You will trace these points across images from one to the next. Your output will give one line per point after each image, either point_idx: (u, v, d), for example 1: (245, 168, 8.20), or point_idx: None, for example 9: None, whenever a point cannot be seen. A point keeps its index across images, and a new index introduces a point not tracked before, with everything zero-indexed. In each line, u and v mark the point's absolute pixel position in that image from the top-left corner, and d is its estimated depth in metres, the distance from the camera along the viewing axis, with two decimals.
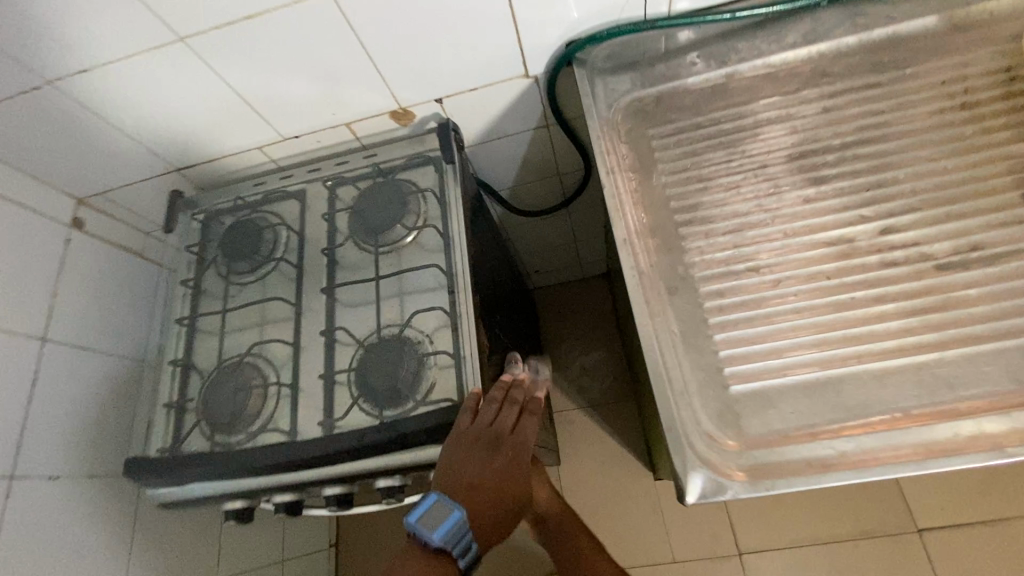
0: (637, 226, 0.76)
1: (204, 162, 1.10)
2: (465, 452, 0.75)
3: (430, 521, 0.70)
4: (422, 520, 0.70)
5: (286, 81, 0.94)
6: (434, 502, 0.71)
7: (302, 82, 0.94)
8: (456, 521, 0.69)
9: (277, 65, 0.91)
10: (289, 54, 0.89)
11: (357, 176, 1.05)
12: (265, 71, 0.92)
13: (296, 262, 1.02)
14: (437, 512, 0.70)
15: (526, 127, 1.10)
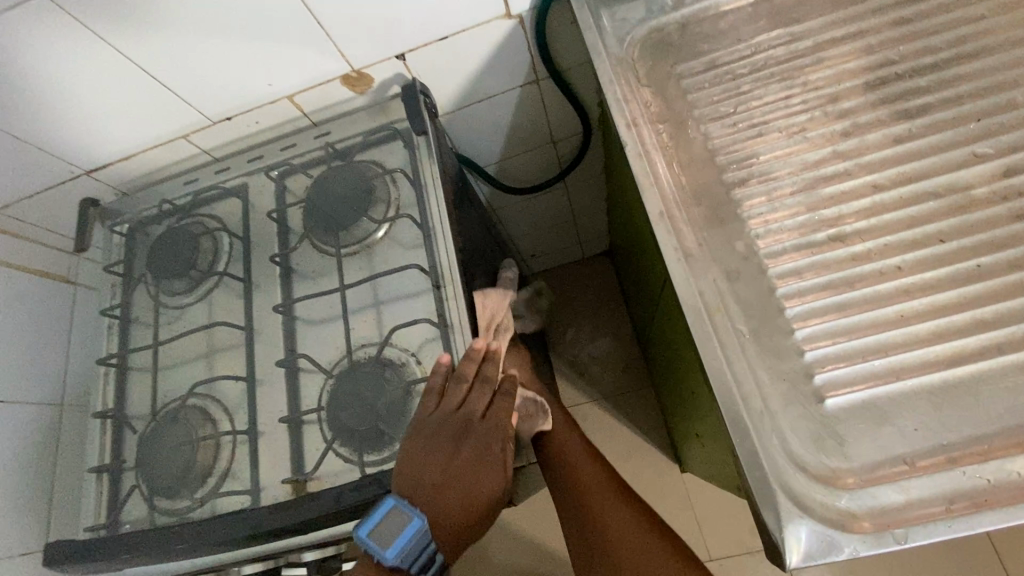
0: (674, 195, 0.58)
1: (119, 160, 0.88)
2: (423, 448, 0.63)
3: (387, 535, 0.58)
4: (375, 533, 0.58)
5: (201, 43, 0.73)
6: (392, 509, 0.59)
7: (221, 43, 0.73)
8: (416, 533, 0.58)
9: (184, 21, 0.70)
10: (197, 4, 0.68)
11: (309, 162, 0.85)
12: (170, 33, 0.71)
13: (243, 275, 0.82)
14: (394, 523, 0.58)
15: (511, 84, 0.91)
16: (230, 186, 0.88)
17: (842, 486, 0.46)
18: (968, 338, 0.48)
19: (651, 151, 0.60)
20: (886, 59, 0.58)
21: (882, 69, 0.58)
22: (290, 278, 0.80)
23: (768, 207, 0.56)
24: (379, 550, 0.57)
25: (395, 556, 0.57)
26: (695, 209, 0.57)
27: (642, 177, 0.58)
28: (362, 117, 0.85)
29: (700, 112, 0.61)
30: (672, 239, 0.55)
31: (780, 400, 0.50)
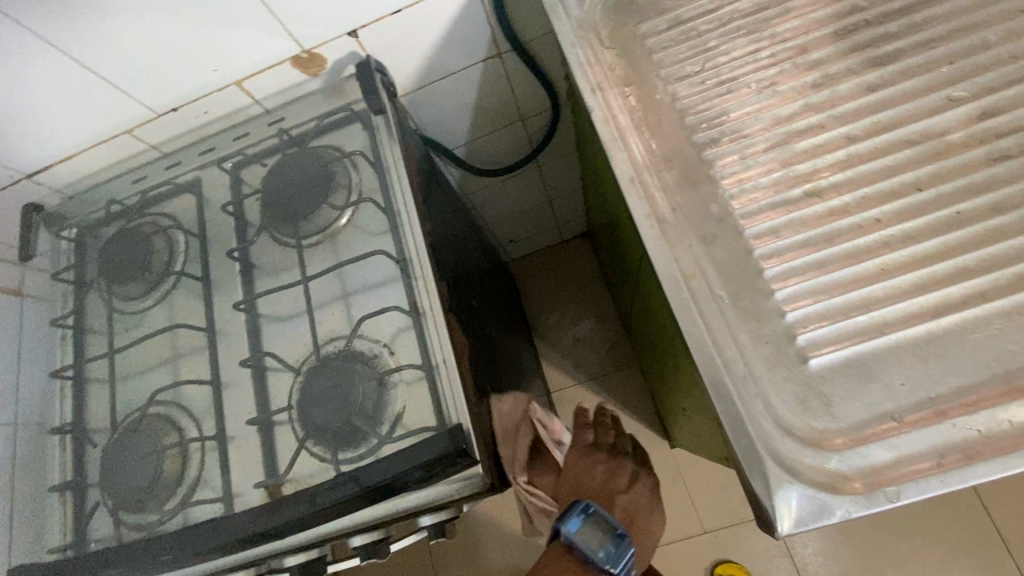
0: (644, 159, 0.56)
1: (61, 160, 0.83)
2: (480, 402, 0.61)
3: (593, 537, 0.61)
4: (582, 534, 0.61)
5: (136, 28, 0.68)
6: (592, 514, 0.62)
7: (158, 26, 0.69)
8: (628, 549, 0.61)
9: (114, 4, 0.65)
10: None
11: (264, 151, 0.81)
12: (101, 18, 0.66)
13: (202, 274, 0.78)
14: (600, 528, 0.62)
15: (473, 59, 0.87)
16: (182, 182, 0.83)
17: (831, 448, 0.44)
18: (951, 287, 0.47)
19: (619, 116, 0.58)
20: (854, 7, 0.56)
21: (850, 18, 0.56)
22: (252, 274, 0.77)
23: (741, 167, 0.54)
24: (591, 550, 0.60)
25: (607, 556, 0.60)
26: (666, 173, 0.55)
27: (609, 145, 0.56)
28: (317, 101, 0.81)
29: (666, 72, 0.59)
30: (643, 206, 0.53)
31: (763, 364, 0.48)
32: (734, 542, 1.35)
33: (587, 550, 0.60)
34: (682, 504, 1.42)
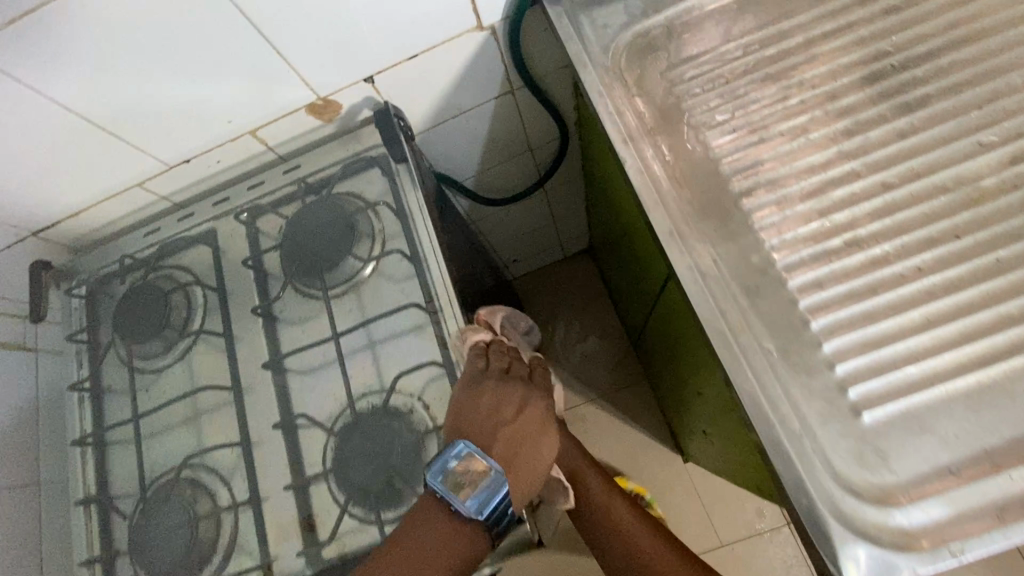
0: (682, 211, 0.56)
1: (69, 217, 0.81)
2: (483, 395, 0.61)
3: (462, 480, 0.56)
4: (448, 478, 0.56)
5: (150, 85, 0.67)
6: (463, 454, 0.56)
7: (172, 82, 0.67)
8: (502, 488, 0.55)
9: (128, 63, 0.64)
10: (140, 43, 0.62)
11: (281, 200, 0.80)
12: (114, 78, 0.64)
13: (224, 329, 0.76)
14: (470, 471, 0.56)
15: (486, 97, 0.87)
16: (196, 234, 0.81)
17: (893, 503, 0.45)
18: (997, 336, 0.47)
19: (653, 167, 0.57)
20: (881, 51, 0.57)
21: (878, 63, 0.56)
22: (276, 327, 0.75)
23: (781, 217, 0.54)
24: (454, 494, 0.55)
25: (472, 505, 0.54)
26: (705, 224, 0.55)
27: (646, 198, 0.56)
28: (334, 148, 0.80)
29: (696, 120, 0.59)
30: (686, 261, 0.53)
31: (818, 419, 0.48)
32: (752, 555, 1.36)
33: (450, 499, 0.55)
34: (699, 519, 1.42)
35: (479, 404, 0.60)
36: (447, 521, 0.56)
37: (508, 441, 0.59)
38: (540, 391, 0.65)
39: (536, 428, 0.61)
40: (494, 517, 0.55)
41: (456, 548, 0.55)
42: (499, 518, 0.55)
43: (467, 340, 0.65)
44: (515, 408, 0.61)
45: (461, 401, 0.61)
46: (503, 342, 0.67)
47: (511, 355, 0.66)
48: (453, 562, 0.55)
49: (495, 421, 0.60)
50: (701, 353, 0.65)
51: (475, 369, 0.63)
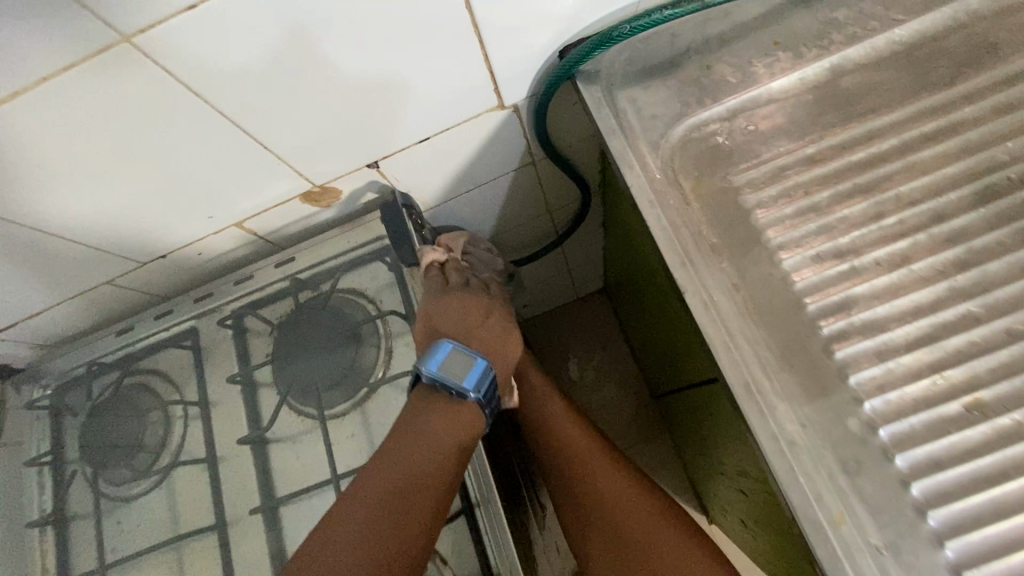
0: (759, 359, 0.46)
1: (24, 321, 0.69)
2: (447, 302, 0.63)
3: (454, 373, 0.57)
4: (443, 370, 0.57)
5: (111, 189, 0.55)
6: (450, 350, 0.58)
7: (139, 184, 0.56)
8: (490, 372, 0.59)
9: (83, 170, 0.52)
10: (97, 150, 0.51)
11: (274, 299, 0.70)
12: (68, 185, 0.53)
13: (207, 453, 0.66)
14: (459, 360, 0.58)
15: (504, 170, 0.77)
16: (176, 335, 0.71)
17: None
18: None
19: (720, 300, 0.48)
20: (993, 160, 0.47)
21: (990, 176, 0.47)
22: (267, 452, 0.65)
23: (882, 371, 0.44)
24: (453, 382, 0.57)
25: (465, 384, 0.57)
26: (788, 377, 0.45)
27: (715, 344, 0.46)
28: (333, 238, 0.70)
29: (771, 239, 0.49)
30: (769, 427, 0.43)
31: None
32: None
33: (449, 385, 0.56)
34: None
35: (450, 311, 0.62)
36: (445, 410, 0.56)
37: (479, 342, 0.62)
38: (497, 298, 0.69)
39: (508, 341, 0.64)
40: (487, 397, 0.59)
41: (448, 435, 0.56)
42: (489, 401, 0.59)
43: (427, 259, 0.65)
44: (482, 317, 0.64)
45: (430, 308, 0.63)
46: (457, 261, 0.69)
47: (466, 273, 0.69)
48: (446, 457, 0.56)
49: (463, 311, 0.63)
50: (773, 504, 0.55)
51: (437, 283, 0.65)
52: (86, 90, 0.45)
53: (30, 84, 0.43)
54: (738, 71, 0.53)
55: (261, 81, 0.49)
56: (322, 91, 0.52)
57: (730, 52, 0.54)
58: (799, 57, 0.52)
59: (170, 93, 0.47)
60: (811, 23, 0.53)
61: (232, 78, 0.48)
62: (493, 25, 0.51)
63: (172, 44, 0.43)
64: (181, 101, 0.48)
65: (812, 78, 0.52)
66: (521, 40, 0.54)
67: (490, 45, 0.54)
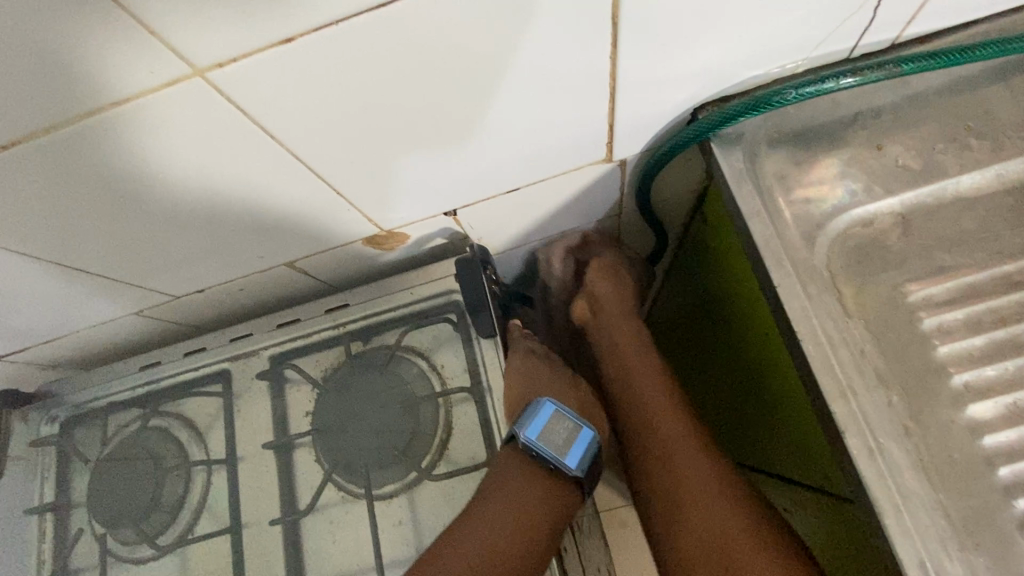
0: (940, 532, 0.37)
1: (41, 344, 0.61)
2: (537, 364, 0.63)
3: (556, 440, 0.54)
4: (544, 437, 0.53)
5: (152, 224, 0.47)
6: (555, 412, 0.54)
7: (186, 220, 0.48)
8: (595, 444, 0.54)
9: (124, 203, 0.44)
10: (142, 185, 0.42)
11: (320, 350, 0.61)
12: (106, 218, 0.45)
13: (229, 523, 0.57)
14: (562, 427, 0.54)
15: (587, 220, 0.68)
16: (206, 377, 0.63)
17: None
18: None
19: (889, 447, 0.39)
20: None
21: None
22: (299, 530, 0.56)
23: None
24: (556, 455, 0.53)
25: (564, 457, 0.53)
26: (976, 559, 0.36)
27: (883, 507, 0.37)
28: (393, 287, 0.61)
29: (954, 376, 0.40)
30: None
31: None
32: None
33: (552, 457, 0.52)
34: None
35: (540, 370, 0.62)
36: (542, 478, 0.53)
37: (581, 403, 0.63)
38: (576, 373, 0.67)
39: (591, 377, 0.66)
40: (589, 474, 0.54)
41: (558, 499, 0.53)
42: (593, 477, 0.55)
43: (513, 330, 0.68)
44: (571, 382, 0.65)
45: (518, 368, 0.61)
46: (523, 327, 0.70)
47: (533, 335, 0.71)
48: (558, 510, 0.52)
49: (553, 380, 0.62)
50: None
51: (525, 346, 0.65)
52: (139, 122, 0.36)
53: (76, 114, 0.35)
54: (919, 158, 0.45)
55: (347, 119, 0.40)
56: (415, 135, 0.43)
57: (906, 132, 0.45)
58: (995, 151, 0.44)
59: (234, 128, 0.38)
60: (1009, 109, 0.45)
61: (314, 116, 0.39)
62: (632, 75, 0.42)
63: (247, 79, 0.34)
64: (246, 138, 0.39)
65: (1010, 179, 0.43)
66: (655, 94, 0.45)
67: (618, 99, 0.45)
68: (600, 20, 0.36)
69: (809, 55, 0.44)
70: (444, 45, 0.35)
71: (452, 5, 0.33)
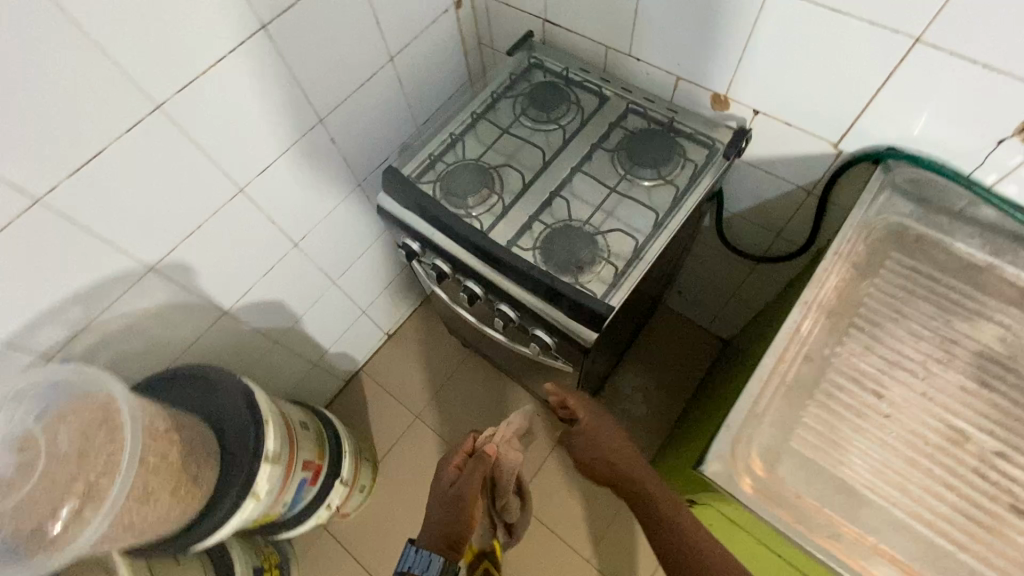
0: (821, 301, 0.90)
1: (562, 30, 1.33)
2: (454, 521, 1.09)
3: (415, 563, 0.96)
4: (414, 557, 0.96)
5: (669, 32, 1.14)
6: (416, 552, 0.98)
7: (683, 42, 1.13)
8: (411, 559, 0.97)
9: (675, 20, 1.11)
10: (690, 19, 1.08)
11: (651, 117, 1.26)
12: (664, 17, 1.12)
13: (567, 135, 1.26)
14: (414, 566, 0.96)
15: (793, 181, 1.23)
16: (601, 90, 1.31)
17: (757, 471, 0.79)
18: (886, 486, 0.78)
19: (830, 273, 0.92)
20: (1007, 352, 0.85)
21: (993, 354, 0.85)
22: (589, 157, 1.23)
23: (859, 350, 0.87)
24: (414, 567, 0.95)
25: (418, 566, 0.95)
26: (823, 316, 0.90)
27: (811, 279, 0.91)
28: (697, 116, 1.24)
29: (877, 281, 0.92)
30: (794, 316, 0.89)
31: (770, 421, 0.83)
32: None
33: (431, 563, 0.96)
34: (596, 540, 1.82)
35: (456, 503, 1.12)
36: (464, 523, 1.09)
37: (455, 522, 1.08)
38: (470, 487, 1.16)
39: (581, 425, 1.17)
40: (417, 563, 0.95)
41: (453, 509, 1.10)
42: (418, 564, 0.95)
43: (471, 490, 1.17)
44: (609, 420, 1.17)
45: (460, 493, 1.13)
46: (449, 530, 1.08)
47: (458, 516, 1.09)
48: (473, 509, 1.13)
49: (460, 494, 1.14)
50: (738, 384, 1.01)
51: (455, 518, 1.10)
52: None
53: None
54: (946, 227, 0.97)
55: (818, 38, 0.95)
56: (784, 76, 1.05)
57: (972, 216, 0.97)
58: (981, 248, 0.94)
59: (743, 21, 1.02)
60: (1003, 243, 0.94)
61: (813, 19, 0.94)
62: (876, 112, 0.98)
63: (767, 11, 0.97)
64: (741, 22, 1.03)
65: (975, 258, 0.94)
66: (902, 127, 0.98)
67: (862, 117, 1.01)
68: (884, 80, 0.93)
69: (947, 159, 0.96)
70: (830, 46, 0.95)
71: (851, 37, 0.92)
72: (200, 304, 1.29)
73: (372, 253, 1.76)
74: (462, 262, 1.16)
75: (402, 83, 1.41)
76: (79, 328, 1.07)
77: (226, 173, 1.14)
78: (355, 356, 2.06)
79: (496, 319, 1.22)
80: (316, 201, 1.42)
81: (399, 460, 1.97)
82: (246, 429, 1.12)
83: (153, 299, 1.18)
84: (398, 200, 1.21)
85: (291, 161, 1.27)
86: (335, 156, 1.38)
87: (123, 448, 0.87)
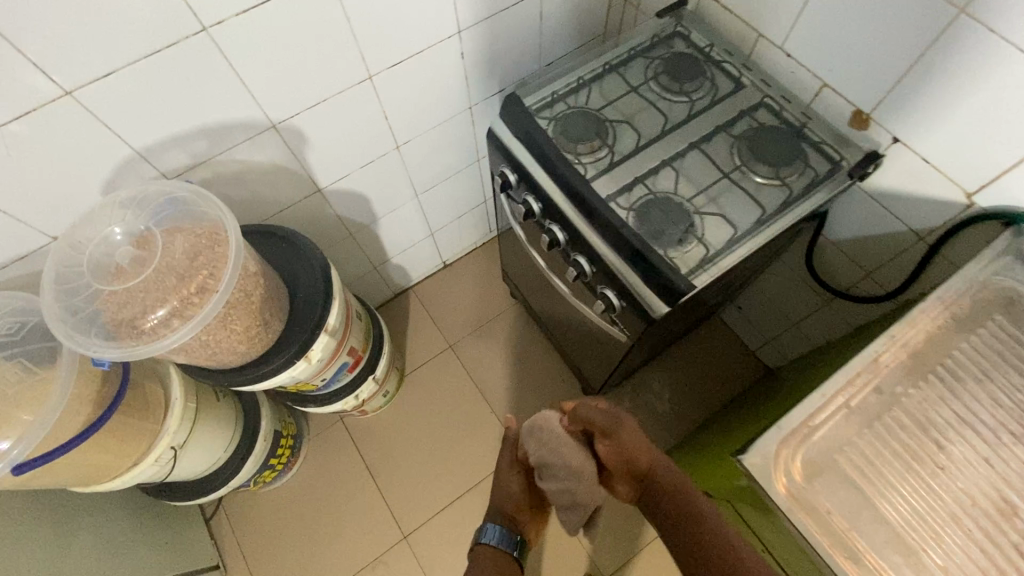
0: (908, 339, 0.89)
1: (719, 6, 1.29)
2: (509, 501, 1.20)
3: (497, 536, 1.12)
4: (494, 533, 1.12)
5: (832, 35, 1.09)
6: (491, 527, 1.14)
7: (845, 48, 1.09)
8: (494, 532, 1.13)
9: (844, 24, 1.06)
10: (860, 25, 1.04)
11: (783, 116, 1.22)
12: (832, 18, 1.08)
13: (692, 111, 1.24)
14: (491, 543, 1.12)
15: (908, 223, 1.19)
16: (739, 76, 1.28)
17: (792, 475, 0.81)
18: (921, 529, 0.78)
19: (925, 317, 0.90)
20: None
21: None
22: (708, 139, 1.21)
23: (932, 397, 0.85)
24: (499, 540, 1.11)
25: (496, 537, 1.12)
26: (905, 355, 0.88)
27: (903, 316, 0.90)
28: (831, 129, 1.19)
29: (971, 339, 0.89)
30: (875, 346, 0.88)
31: (820, 436, 0.83)
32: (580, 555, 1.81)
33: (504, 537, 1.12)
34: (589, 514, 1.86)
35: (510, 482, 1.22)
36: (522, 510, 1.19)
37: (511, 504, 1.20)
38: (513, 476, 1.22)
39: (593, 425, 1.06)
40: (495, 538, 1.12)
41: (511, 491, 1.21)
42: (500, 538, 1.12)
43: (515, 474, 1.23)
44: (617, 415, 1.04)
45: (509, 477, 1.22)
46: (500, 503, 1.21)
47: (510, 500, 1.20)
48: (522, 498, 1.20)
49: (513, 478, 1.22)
50: None
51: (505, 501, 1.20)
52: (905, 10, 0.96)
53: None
54: None
55: (996, 78, 0.90)
56: (941, 109, 1.00)
57: None
58: None
59: (919, 41, 0.97)
60: None
61: (995, 57, 0.89)
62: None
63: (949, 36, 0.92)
64: (915, 42, 0.98)
65: None
66: None
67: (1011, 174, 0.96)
68: None
69: None
70: (1004, 91, 0.90)
71: None
72: (302, 176, 1.36)
73: (458, 180, 1.80)
74: (555, 203, 1.17)
75: (543, 19, 1.41)
76: (200, 161, 1.15)
77: (364, 59, 1.19)
78: (411, 274, 2.13)
79: (569, 270, 1.24)
80: (429, 112, 1.45)
81: (425, 381, 2.05)
82: (315, 301, 1.18)
83: (267, 157, 1.25)
84: (512, 128, 1.23)
85: (421, 66, 1.31)
86: (460, 73, 1.41)
87: (222, 274, 0.95)
